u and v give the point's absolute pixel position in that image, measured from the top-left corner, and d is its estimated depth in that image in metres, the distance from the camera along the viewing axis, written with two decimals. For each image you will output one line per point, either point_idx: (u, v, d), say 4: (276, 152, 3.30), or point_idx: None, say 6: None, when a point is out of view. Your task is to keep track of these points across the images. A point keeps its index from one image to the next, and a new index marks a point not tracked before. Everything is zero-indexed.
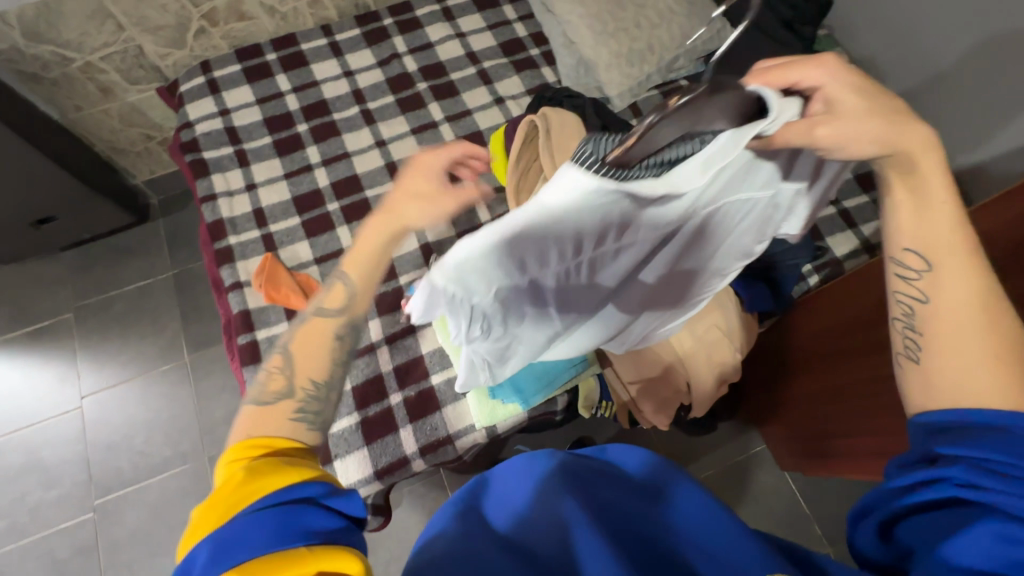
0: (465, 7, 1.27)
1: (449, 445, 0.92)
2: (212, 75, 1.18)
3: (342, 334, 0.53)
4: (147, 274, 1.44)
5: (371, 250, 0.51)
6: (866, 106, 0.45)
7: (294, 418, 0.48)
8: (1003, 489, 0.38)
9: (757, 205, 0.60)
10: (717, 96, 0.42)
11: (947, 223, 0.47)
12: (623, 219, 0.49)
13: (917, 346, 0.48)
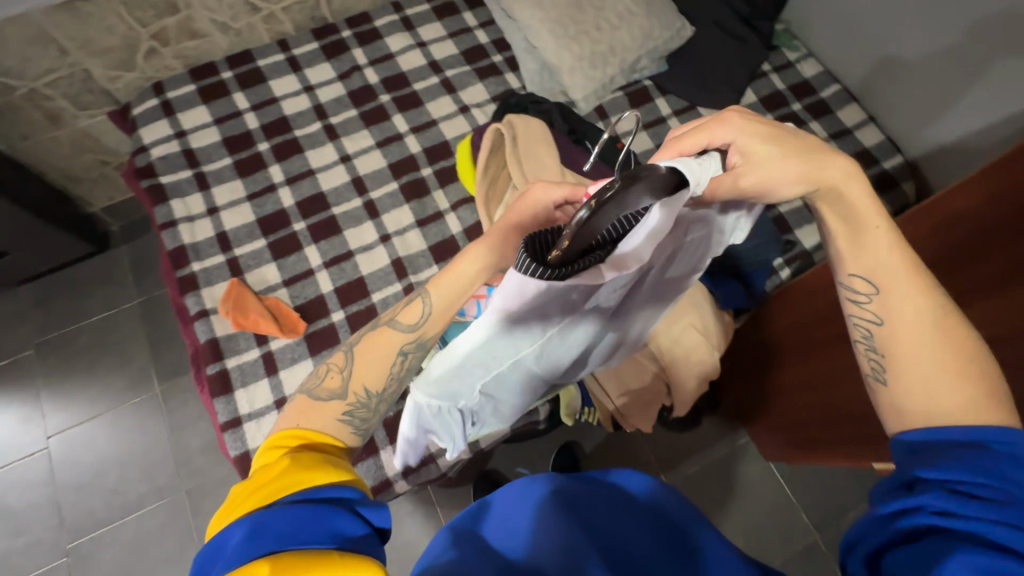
0: (424, 15, 1.25)
1: (433, 463, 0.91)
2: (165, 96, 1.14)
3: (407, 351, 0.58)
4: (111, 304, 1.38)
5: (461, 279, 0.57)
6: (780, 155, 0.49)
7: (342, 420, 0.55)
8: (977, 514, 0.40)
9: (700, 234, 0.62)
10: (634, 184, 0.43)
11: (887, 248, 0.51)
12: (568, 308, 0.56)
13: (881, 368, 0.51)
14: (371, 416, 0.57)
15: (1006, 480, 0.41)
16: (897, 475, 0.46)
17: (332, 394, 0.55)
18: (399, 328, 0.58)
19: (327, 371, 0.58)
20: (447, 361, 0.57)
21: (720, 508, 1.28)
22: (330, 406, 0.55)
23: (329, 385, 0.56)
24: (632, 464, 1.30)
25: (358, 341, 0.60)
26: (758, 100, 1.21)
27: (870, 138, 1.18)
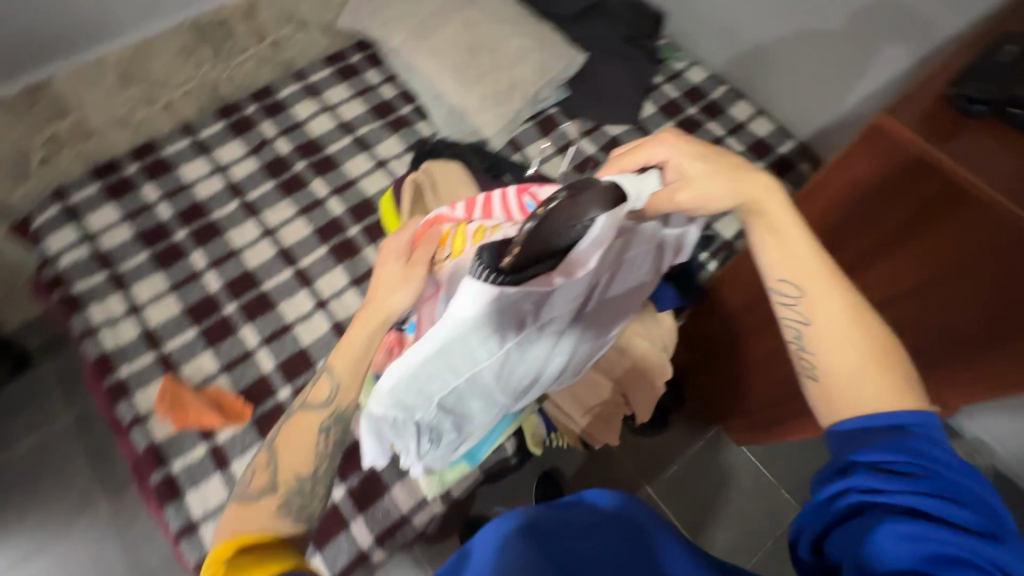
0: (327, 79, 1.27)
1: (406, 524, 0.88)
2: (68, 201, 1.08)
3: (327, 426, 0.59)
4: (41, 426, 1.28)
5: (356, 342, 0.57)
6: (709, 171, 0.55)
7: (278, 515, 0.54)
8: (900, 489, 0.44)
9: (645, 254, 0.68)
10: (581, 195, 0.46)
11: (803, 251, 0.55)
12: (524, 311, 0.57)
13: (811, 365, 0.54)
14: (309, 503, 0.56)
15: (923, 457, 0.46)
16: (833, 460, 0.51)
17: (261, 490, 0.56)
18: (314, 408, 0.59)
19: (254, 472, 0.58)
20: (406, 367, 0.55)
21: (706, 502, 1.30)
22: (261, 504, 0.54)
23: (257, 482, 0.57)
24: (613, 478, 1.31)
25: (279, 434, 0.61)
26: (658, 110, 1.29)
27: (763, 128, 1.27)
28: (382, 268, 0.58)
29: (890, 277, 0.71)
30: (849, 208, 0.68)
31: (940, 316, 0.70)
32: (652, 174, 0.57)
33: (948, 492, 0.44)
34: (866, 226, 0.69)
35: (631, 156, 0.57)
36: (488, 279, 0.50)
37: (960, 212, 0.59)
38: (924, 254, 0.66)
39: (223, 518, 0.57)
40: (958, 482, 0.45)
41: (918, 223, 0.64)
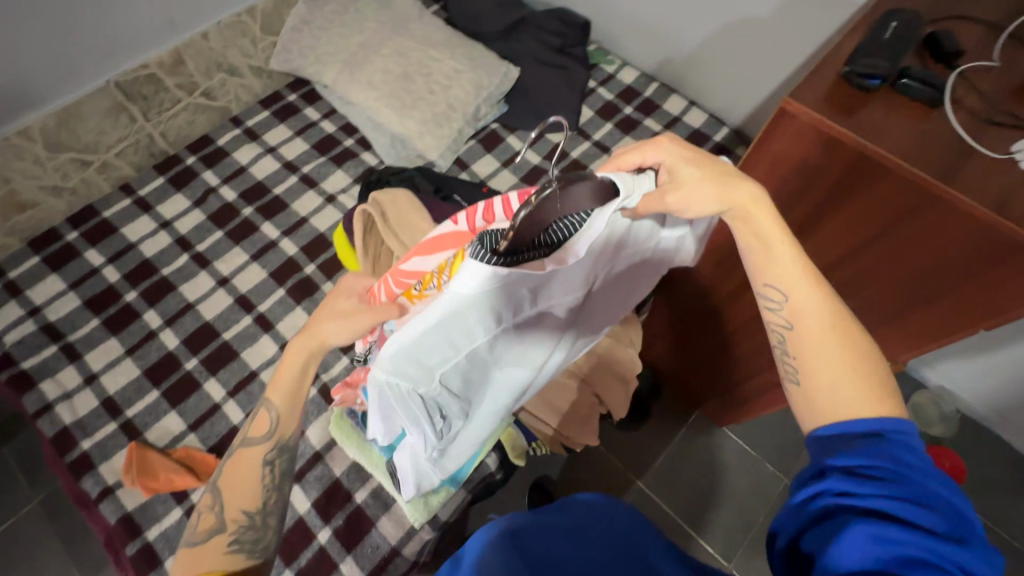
0: (266, 122, 1.26)
1: (397, 557, 0.87)
2: (7, 277, 1.05)
3: (272, 459, 0.60)
4: (6, 515, 1.22)
5: (292, 369, 0.55)
6: (701, 177, 0.52)
7: (229, 551, 0.56)
8: (872, 493, 0.42)
9: (645, 254, 0.68)
10: (574, 185, 0.45)
11: (787, 256, 0.53)
12: (526, 292, 0.53)
13: (795, 369, 0.54)
14: (261, 536, 0.58)
15: (897, 462, 0.43)
16: (809, 467, 0.48)
17: (209, 531, 0.58)
18: (254, 443, 0.59)
19: (201, 513, 0.60)
20: (405, 342, 0.49)
21: (697, 488, 1.32)
22: (212, 544, 0.56)
23: (205, 524, 0.58)
24: (602, 477, 1.32)
25: (223, 473, 0.61)
26: (595, 114, 1.32)
27: (697, 119, 1.32)
28: (330, 301, 0.55)
29: (829, 245, 0.73)
30: (782, 181, 0.70)
31: (878, 278, 0.72)
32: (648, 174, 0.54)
33: (920, 500, 0.41)
34: (798, 197, 0.70)
35: (630, 153, 0.53)
36: (487, 262, 0.45)
37: (874, 177, 0.62)
38: (851, 220, 0.68)
39: (176, 562, 0.59)
40: (935, 492, 0.42)
41: (841, 192, 0.66)
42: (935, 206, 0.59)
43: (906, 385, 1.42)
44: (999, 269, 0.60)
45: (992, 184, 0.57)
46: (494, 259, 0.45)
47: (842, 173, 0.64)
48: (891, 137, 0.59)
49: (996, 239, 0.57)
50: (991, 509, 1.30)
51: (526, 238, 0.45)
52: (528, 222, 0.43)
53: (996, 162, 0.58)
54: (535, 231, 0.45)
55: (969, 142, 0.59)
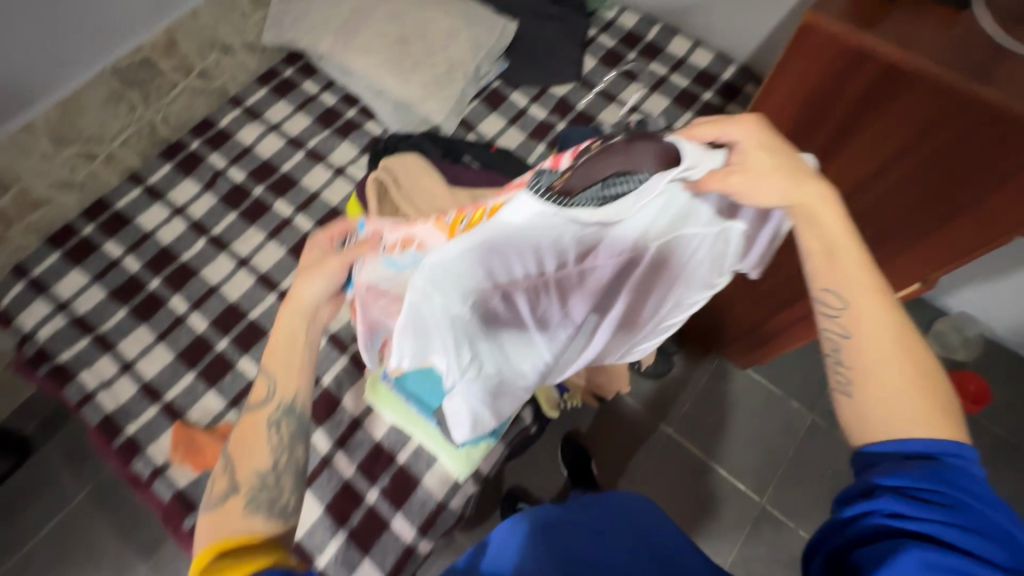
0: (265, 99, 1.24)
1: (445, 511, 0.89)
2: (31, 275, 1.06)
3: (277, 421, 0.58)
4: (59, 507, 1.26)
5: (281, 335, 0.56)
6: (774, 165, 0.49)
7: (248, 512, 0.52)
8: (925, 517, 0.42)
9: (698, 246, 0.60)
10: (636, 142, 0.47)
11: (852, 262, 0.51)
12: (569, 249, 0.52)
13: (847, 380, 0.51)
14: (278, 495, 0.54)
15: (954, 487, 0.43)
16: (856, 483, 0.48)
17: (222, 496, 0.54)
18: (254, 408, 0.58)
19: (214, 479, 0.56)
20: (443, 265, 0.50)
21: (724, 430, 1.34)
22: (227, 508, 0.52)
23: (217, 489, 0.55)
24: (631, 426, 1.34)
25: (230, 443, 0.58)
26: (598, 63, 1.29)
27: (703, 59, 1.28)
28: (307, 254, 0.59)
29: (847, 170, 0.72)
30: (802, 103, 0.69)
31: (894, 203, 0.72)
32: (717, 151, 0.50)
33: (975, 526, 0.41)
34: (819, 119, 0.69)
35: (708, 125, 0.50)
36: (542, 199, 0.46)
37: (897, 90, 0.61)
38: (873, 140, 0.67)
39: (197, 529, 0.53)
40: (994, 520, 0.42)
41: (861, 110, 0.65)
42: (965, 115, 0.58)
43: (927, 313, 1.42)
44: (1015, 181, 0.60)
45: None
46: (549, 194, 0.46)
47: (865, 88, 0.63)
48: (918, 43, 0.58)
49: None
50: (1014, 426, 1.32)
51: (579, 185, 0.47)
52: (586, 167, 0.46)
53: None
54: (587, 179, 0.47)
55: (998, 40, 0.58)
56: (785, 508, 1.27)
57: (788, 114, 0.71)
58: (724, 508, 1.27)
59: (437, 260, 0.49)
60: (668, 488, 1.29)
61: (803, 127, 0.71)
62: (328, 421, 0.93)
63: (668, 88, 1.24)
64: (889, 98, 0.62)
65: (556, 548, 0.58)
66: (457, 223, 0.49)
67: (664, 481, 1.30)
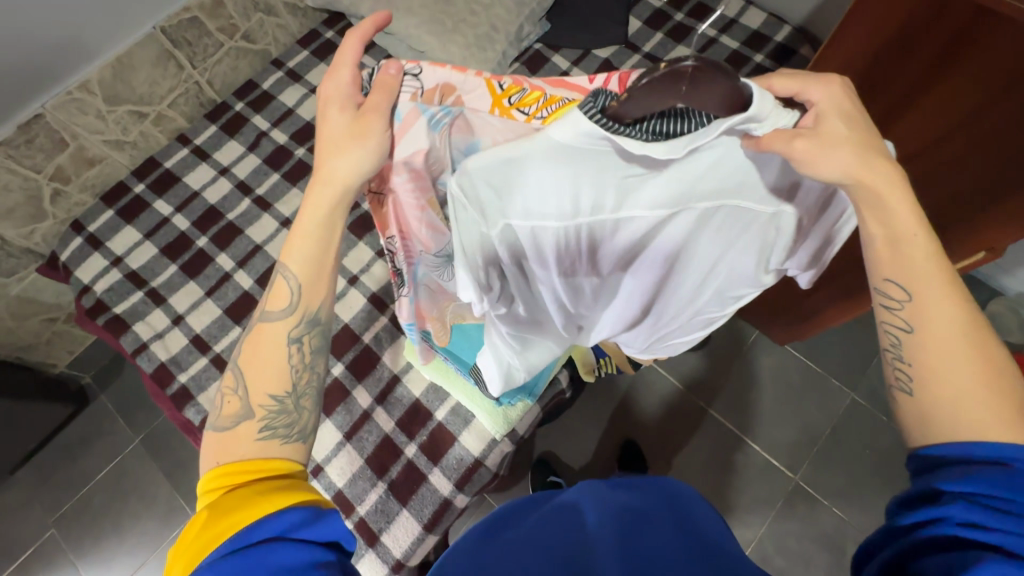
0: (307, 62, 1.25)
1: (481, 467, 0.91)
2: (88, 231, 1.10)
3: (298, 335, 0.55)
4: (114, 454, 1.33)
5: (311, 222, 0.52)
6: (848, 133, 0.44)
7: (262, 437, 0.50)
8: (1005, 528, 0.37)
9: (744, 225, 0.55)
10: (715, 77, 0.39)
11: (917, 248, 0.46)
12: (611, 187, 0.49)
13: (908, 378, 0.47)
14: (296, 420, 0.53)
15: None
16: (916, 488, 0.43)
17: (234, 418, 0.51)
18: (273, 318, 0.54)
19: (223, 397, 0.53)
20: (480, 170, 0.46)
21: (761, 406, 1.32)
22: (242, 430, 0.50)
23: (229, 410, 0.52)
24: (663, 398, 1.34)
25: (239, 357, 0.55)
26: (644, 24, 1.25)
27: (755, 20, 1.22)
28: (326, 122, 0.49)
29: (920, 126, 0.68)
30: (881, 48, 0.65)
31: (967, 167, 0.67)
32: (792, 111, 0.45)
33: None
34: (894, 71, 0.66)
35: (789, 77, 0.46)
36: (593, 119, 0.41)
37: (989, 36, 0.56)
38: (952, 93, 0.62)
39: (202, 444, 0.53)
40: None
41: (946, 57, 0.60)
42: None
43: (980, 293, 1.36)
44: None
45: None
46: (603, 117, 0.41)
47: (954, 32, 0.58)
48: None
49: None
50: None
51: (633, 115, 0.41)
52: (642, 91, 0.39)
53: None
54: (644, 110, 0.40)
55: None
56: (820, 486, 1.25)
57: (866, 59, 0.67)
58: (757, 484, 1.26)
59: (483, 164, 0.45)
60: (699, 462, 1.28)
61: (881, 74, 0.68)
62: (369, 377, 0.96)
63: (716, 50, 1.20)
64: (974, 51, 0.58)
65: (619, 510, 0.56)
66: (506, 95, 0.48)
67: (695, 454, 1.29)
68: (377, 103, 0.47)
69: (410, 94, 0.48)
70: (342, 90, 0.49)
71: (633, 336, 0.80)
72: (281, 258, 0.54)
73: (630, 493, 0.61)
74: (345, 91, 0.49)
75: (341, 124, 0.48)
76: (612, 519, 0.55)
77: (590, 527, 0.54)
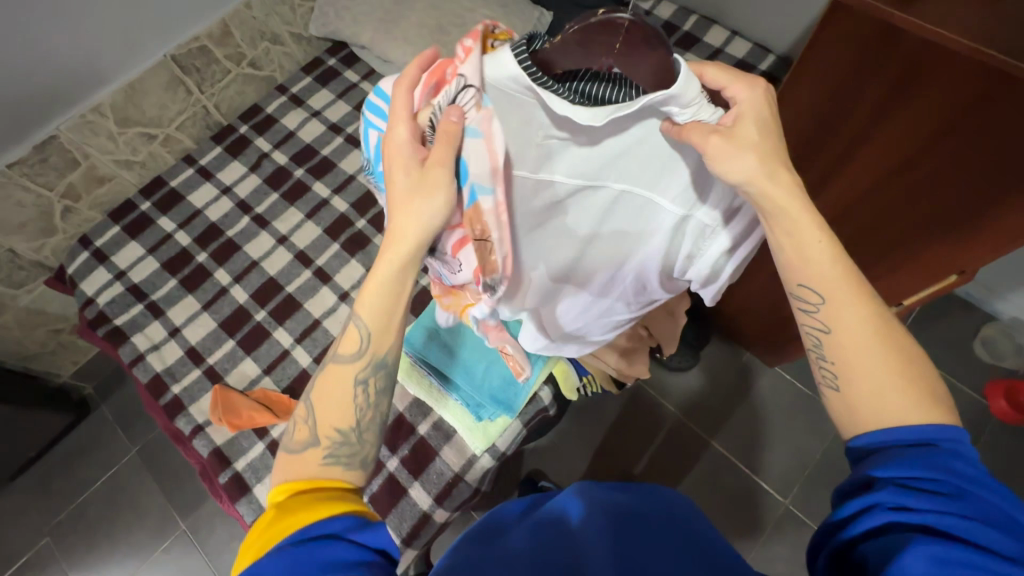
0: (309, 88, 1.30)
1: (461, 482, 0.92)
2: (95, 246, 1.15)
3: (366, 378, 0.55)
4: (110, 464, 1.36)
5: (386, 271, 0.52)
6: (759, 138, 0.49)
7: (326, 463, 0.51)
8: (929, 507, 0.40)
9: (655, 216, 0.62)
10: (642, 46, 0.47)
11: (821, 254, 0.49)
12: (535, 147, 0.56)
13: (833, 375, 0.50)
14: (357, 451, 0.54)
15: (954, 475, 0.41)
16: (852, 477, 0.46)
17: (303, 442, 0.53)
18: (344, 360, 0.55)
19: (294, 422, 0.55)
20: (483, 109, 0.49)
21: (750, 428, 1.32)
22: (308, 455, 0.52)
23: (300, 434, 0.53)
24: (651, 418, 1.34)
25: (313, 388, 0.56)
26: None
27: (741, 49, 1.26)
28: (393, 174, 0.50)
29: (881, 151, 0.69)
30: (846, 70, 0.65)
31: (925, 190, 0.69)
32: (716, 108, 0.50)
33: (978, 514, 0.40)
34: (858, 92, 0.66)
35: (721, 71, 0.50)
36: (518, 62, 0.46)
37: (943, 64, 0.57)
38: (911, 118, 0.64)
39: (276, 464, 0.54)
40: (997, 506, 0.40)
41: (903, 84, 0.61)
42: (1011, 92, 0.54)
43: (973, 318, 1.35)
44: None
45: None
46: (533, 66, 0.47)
47: (910, 58, 0.59)
48: (954, 22, 0.56)
49: None
50: None
51: (563, 66, 0.49)
52: (579, 41, 0.47)
53: None
54: (573, 64, 0.49)
55: None
56: (811, 511, 1.23)
57: (828, 88, 0.68)
58: (745, 508, 1.25)
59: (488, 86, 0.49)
60: (685, 482, 1.28)
61: (844, 97, 0.67)
62: None
63: None
64: (936, 72, 0.58)
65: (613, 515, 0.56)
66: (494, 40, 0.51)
67: (682, 475, 1.29)
68: (441, 157, 0.49)
69: (474, 108, 0.49)
70: (403, 146, 0.50)
71: (583, 329, 0.83)
72: (354, 308, 0.54)
73: (618, 493, 0.62)
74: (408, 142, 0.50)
75: (409, 183, 0.49)
76: (599, 516, 0.56)
77: (579, 533, 0.55)
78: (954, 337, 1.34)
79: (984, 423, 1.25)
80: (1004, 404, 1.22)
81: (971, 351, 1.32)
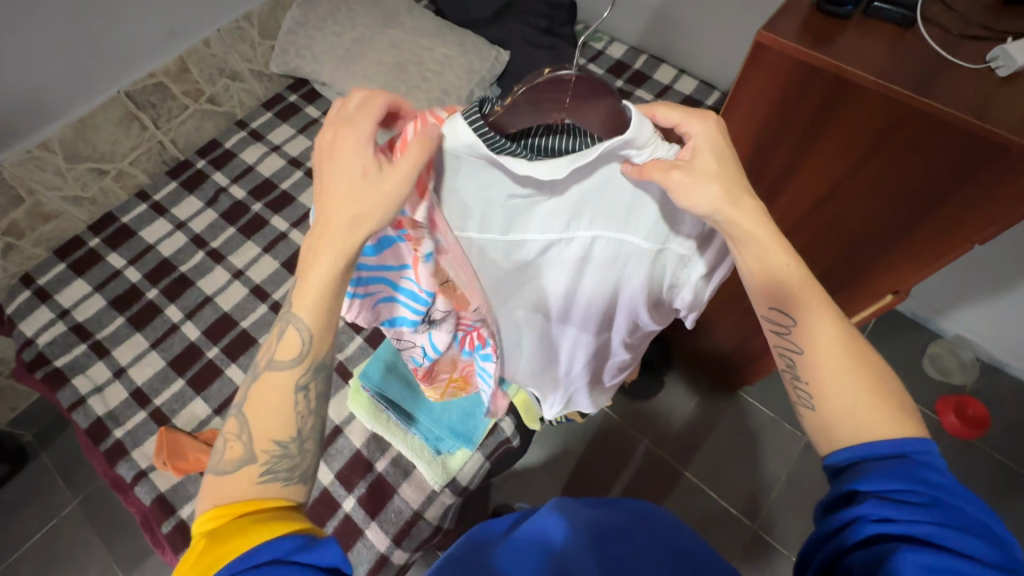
0: (270, 123, 1.31)
1: (421, 521, 0.89)
2: (37, 284, 1.11)
3: (307, 383, 0.49)
4: (47, 517, 1.27)
5: (326, 270, 0.47)
6: (718, 167, 0.49)
7: (262, 481, 0.46)
8: (911, 518, 0.40)
9: (636, 256, 0.60)
10: (588, 99, 0.48)
11: (789, 276, 0.50)
12: (501, 205, 0.55)
13: (807, 393, 0.51)
14: (300, 463, 0.48)
15: (927, 483, 0.42)
16: (833, 492, 0.46)
17: (236, 462, 0.46)
18: (280, 367, 0.48)
19: (224, 441, 0.48)
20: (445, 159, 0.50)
21: (716, 453, 1.32)
22: (239, 476, 0.46)
23: (231, 454, 0.47)
24: (617, 445, 1.34)
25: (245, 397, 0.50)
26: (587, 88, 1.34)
27: (687, 86, 1.33)
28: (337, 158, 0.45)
29: (815, 184, 0.73)
30: (770, 113, 0.70)
31: (869, 216, 0.71)
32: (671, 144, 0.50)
33: (954, 523, 0.40)
34: (784, 132, 0.70)
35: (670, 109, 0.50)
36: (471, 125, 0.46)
37: (852, 101, 0.62)
38: (829, 154, 0.69)
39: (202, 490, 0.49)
40: (969, 513, 0.41)
41: (821, 120, 0.66)
42: (914, 119, 0.59)
43: (920, 337, 1.41)
44: (969, 187, 0.60)
45: (968, 91, 0.57)
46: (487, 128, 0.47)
47: (826, 95, 0.63)
48: (868, 60, 0.60)
49: (967, 140, 0.57)
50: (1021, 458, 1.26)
51: (516, 126, 0.50)
52: (527, 100, 0.48)
53: (973, 73, 0.59)
54: (524, 123, 0.49)
55: (945, 56, 0.60)
56: (778, 534, 1.23)
57: (751, 128, 0.73)
58: (714, 534, 1.24)
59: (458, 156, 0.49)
60: None
61: (772, 137, 0.72)
62: None
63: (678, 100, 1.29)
64: (850, 106, 0.62)
65: (590, 529, 0.55)
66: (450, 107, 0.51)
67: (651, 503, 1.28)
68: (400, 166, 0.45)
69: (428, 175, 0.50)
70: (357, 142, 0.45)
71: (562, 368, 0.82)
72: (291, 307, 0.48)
73: (601, 510, 0.60)
74: (368, 127, 0.45)
75: (357, 177, 0.45)
76: (583, 536, 0.54)
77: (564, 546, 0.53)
78: (904, 355, 1.38)
79: (939, 441, 1.28)
80: (954, 419, 1.27)
81: (921, 369, 1.37)
